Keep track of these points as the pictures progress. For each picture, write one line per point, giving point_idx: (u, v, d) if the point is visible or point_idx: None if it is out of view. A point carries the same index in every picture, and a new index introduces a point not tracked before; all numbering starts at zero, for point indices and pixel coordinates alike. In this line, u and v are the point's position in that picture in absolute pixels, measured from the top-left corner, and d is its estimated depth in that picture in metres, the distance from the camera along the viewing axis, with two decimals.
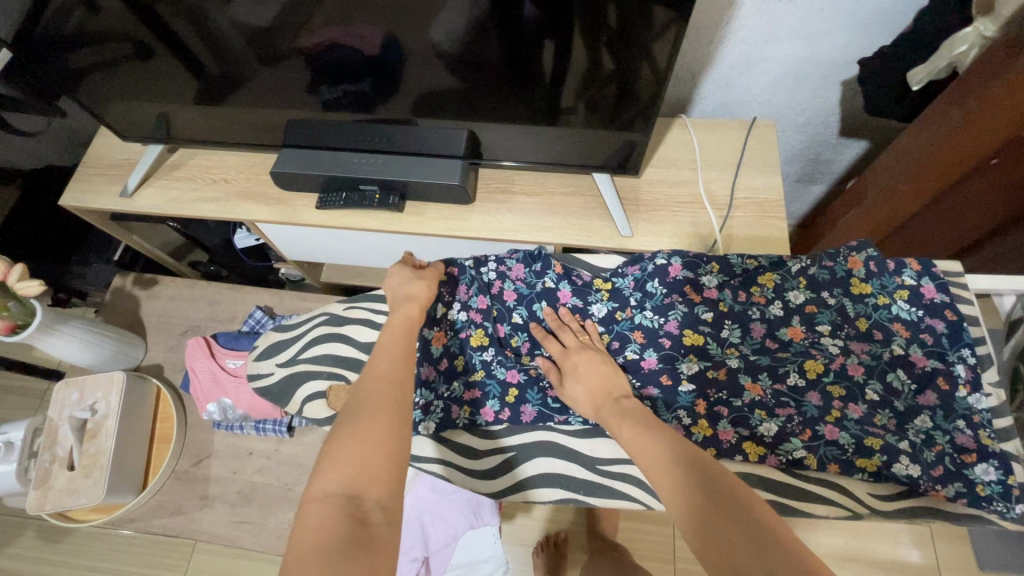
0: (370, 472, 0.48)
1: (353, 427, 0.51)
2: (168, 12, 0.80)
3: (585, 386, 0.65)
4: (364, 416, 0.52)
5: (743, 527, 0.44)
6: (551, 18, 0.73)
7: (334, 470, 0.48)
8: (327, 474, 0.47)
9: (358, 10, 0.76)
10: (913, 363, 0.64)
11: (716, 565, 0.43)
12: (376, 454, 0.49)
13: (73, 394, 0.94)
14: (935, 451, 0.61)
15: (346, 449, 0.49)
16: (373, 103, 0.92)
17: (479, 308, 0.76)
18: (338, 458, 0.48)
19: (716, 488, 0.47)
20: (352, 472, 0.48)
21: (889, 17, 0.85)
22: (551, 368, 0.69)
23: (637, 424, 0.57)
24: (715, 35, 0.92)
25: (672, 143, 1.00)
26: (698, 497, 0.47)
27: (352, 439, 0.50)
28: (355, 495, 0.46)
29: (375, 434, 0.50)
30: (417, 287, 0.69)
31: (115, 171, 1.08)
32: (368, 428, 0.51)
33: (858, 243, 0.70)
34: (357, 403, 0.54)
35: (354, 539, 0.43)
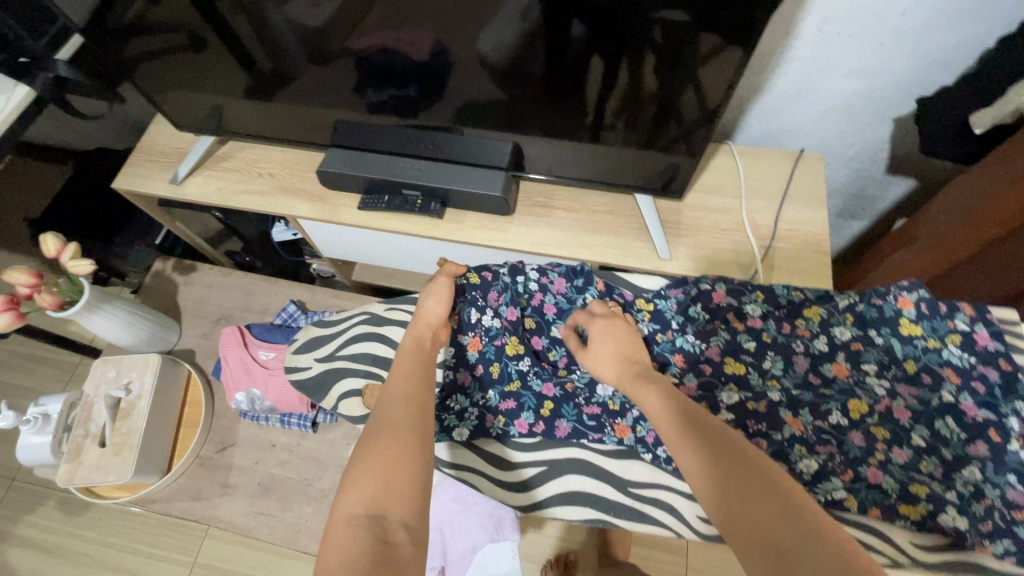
0: (392, 488, 0.47)
1: (377, 441, 0.51)
2: (227, 8, 0.83)
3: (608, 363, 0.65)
4: (385, 432, 0.52)
5: (782, 511, 0.44)
6: (599, 36, 0.73)
7: (356, 491, 0.47)
8: (350, 495, 0.47)
9: (410, 17, 0.77)
10: (963, 412, 0.61)
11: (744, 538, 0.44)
12: (401, 471, 0.49)
13: (110, 371, 0.96)
14: (984, 504, 0.58)
15: (368, 469, 0.48)
16: (417, 108, 0.93)
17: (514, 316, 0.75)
18: (361, 477, 0.48)
19: (749, 470, 0.47)
20: (376, 491, 0.47)
21: (946, 54, 0.84)
22: (571, 331, 0.71)
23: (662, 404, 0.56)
24: (768, 63, 0.91)
25: (717, 169, 0.99)
26: (733, 482, 0.47)
27: (374, 458, 0.49)
28: (379, 514, 0.46)
29: (397, 449, 0.50)
30: (435, 298, 0.71)
31: (166, 158, 1.12)
32: (391, 443, 0.51)
33: (910, 283, 0.67)
34: (374, 423, 0.54)
35: (378, 562, 0.42)
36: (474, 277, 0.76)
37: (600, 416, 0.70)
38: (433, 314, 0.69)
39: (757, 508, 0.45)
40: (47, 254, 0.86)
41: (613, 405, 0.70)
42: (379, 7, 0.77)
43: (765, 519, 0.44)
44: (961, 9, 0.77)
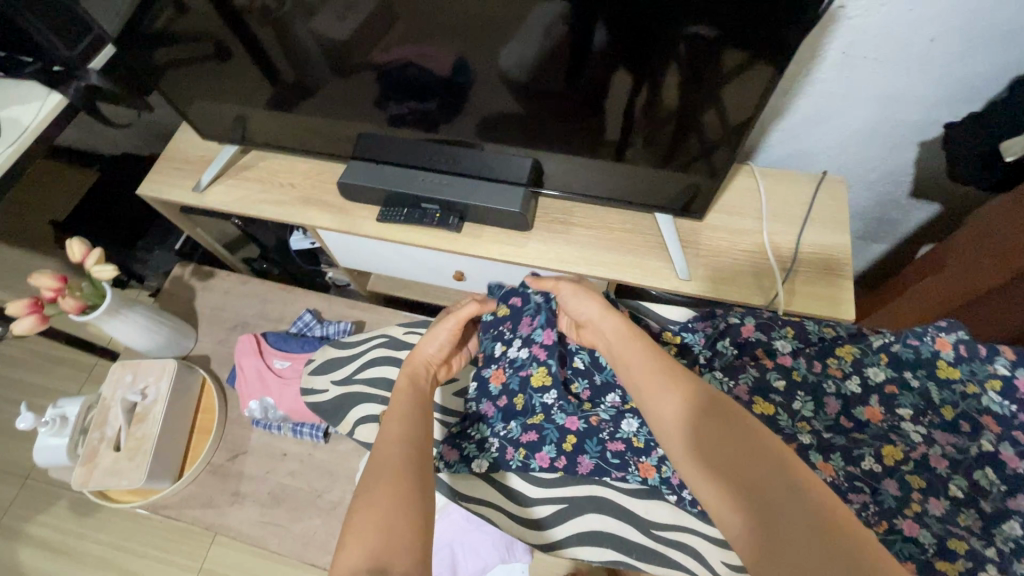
0: (394, 538, 0.45)
1: (375, 481, 0.49)
2: (255, 22, 0.85)
3: (588, 303, 0.64)
4: (383, 472, 0.50)
5: (769, 476, 0.45)
6: (620, 52, 0.73)
7: (356, 545, 0.44)
8: (350, 549, 0.44)
9: (433, 33, 0.78)
10: (1005, 462, 0.52)
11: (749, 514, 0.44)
12: (403, 520, 0.46)
13: (128, 375, 0.97)
14: None
15: (369, 520, 0.46)
16: (437, 122, 0.94)
17: (542, 343, 0.71)
18: (360, 532, 0.45)
19: (733, 435, 0.48)
20: (378, 544, 0.44)
21: (973, 79, 0.83)
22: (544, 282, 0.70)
23: (645, 363, 0.56)
24: (791, 85, 0.91)
25: (738, 190, 0.98)
26: (720, 450, 0.48)
27: (373, 507, 0.47)
28: (381, 567, 0.43)
29: (398, 498, 0.48)
30: (435, 336, 0.67)
31: (190, 166, 1.13)
32: (389, 491, 0.48)
33: (947, 323, 0.61)
34: (371, 468, 0.51)
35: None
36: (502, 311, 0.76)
37: (625, 454, 0.66)
38: (429, 353, 0.66)
39: (745, 475, 0.46)
40: (72, 259, 0.87)
41: (638, 441, 0.66)
42: (403, 20, 0.78)
43: (755, 485, 0.45)
44: (989, 32, 0.77)
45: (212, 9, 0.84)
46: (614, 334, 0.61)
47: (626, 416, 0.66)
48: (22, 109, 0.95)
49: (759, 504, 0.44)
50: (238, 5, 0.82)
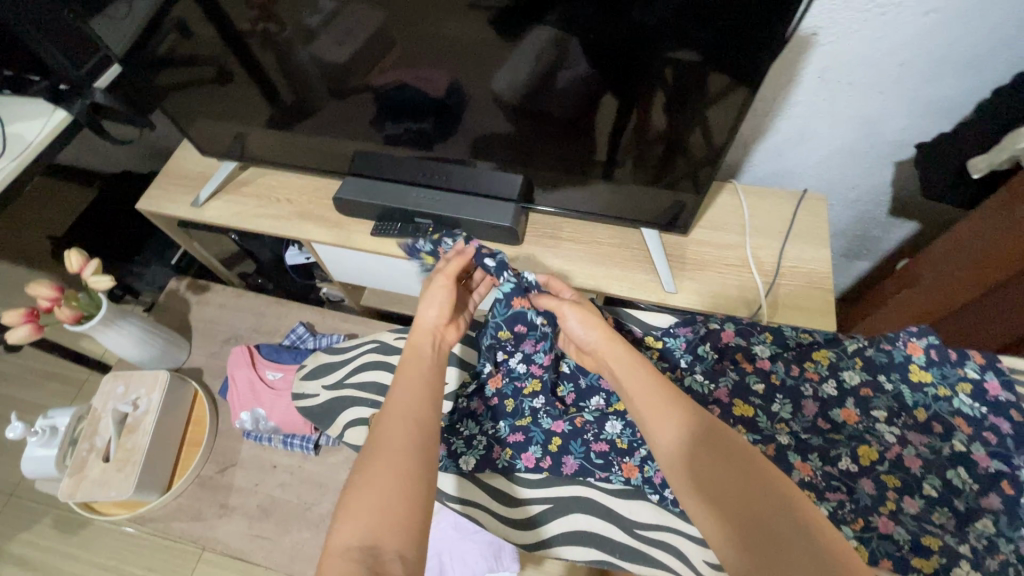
0: (389, 517, 0.44)
1: (373, 464, 0.47)
2: (256, 45, 0.88)
3: (590, 331, 0.58)
4: (382, 457, 0.47)
5: (766, 508, 0.45)
6: (607, 77, 0.77)
7: (353, 522, 0.44)
8: (345, 526, 0.44)
9: (429, 58, 0.82)
10: (975, 462, 0.55)
11: (752, 543, 0.44)
12: (399, 497, 0.45)
13: (119, 387, 0.98)
14: (998, 559, 0.51)
15: (363, 500, 0.45)
16: (431, 141, 0.97)
17: (542, 363, 0.66)
18: (354, 507, 0.44)
19: (728, 463, 0.48)
20: (373, 520, 0.44)
21: (944, 103, 0.87)
22: (543, 296, 0.60)
23: (644, 385, 0.54)
24: (772, 108, 0.95)
25: (721, 207, 1.01)
26: (716, 479, 0.48)
27: (371, 487, 0.45)
28: (373, 545, 0.43)
29: (398, 481, 0.46)
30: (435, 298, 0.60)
31: (189, 182, 1.16)
32: (389, 472, 0.46)
33: (918, 328, 0.63)
34: (372, 447, 0.49)
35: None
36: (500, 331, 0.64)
37: (608, 454, 0.63)
38: (434, 314, 0.60)
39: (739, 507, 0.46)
40: (70, 269, 0.89)
41: (621, 442, 0.63)
42: (400, 46, 0.81)
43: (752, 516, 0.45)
44: (955, 60, 0.81)
45: (215, 31, 0.87)
46: (620, 366, 0.56)
47: (610, 418, 0.64)
48: (29, 125, 0.97)
49: (758, 535, 0.44)
50: (240, 29, 0.86)
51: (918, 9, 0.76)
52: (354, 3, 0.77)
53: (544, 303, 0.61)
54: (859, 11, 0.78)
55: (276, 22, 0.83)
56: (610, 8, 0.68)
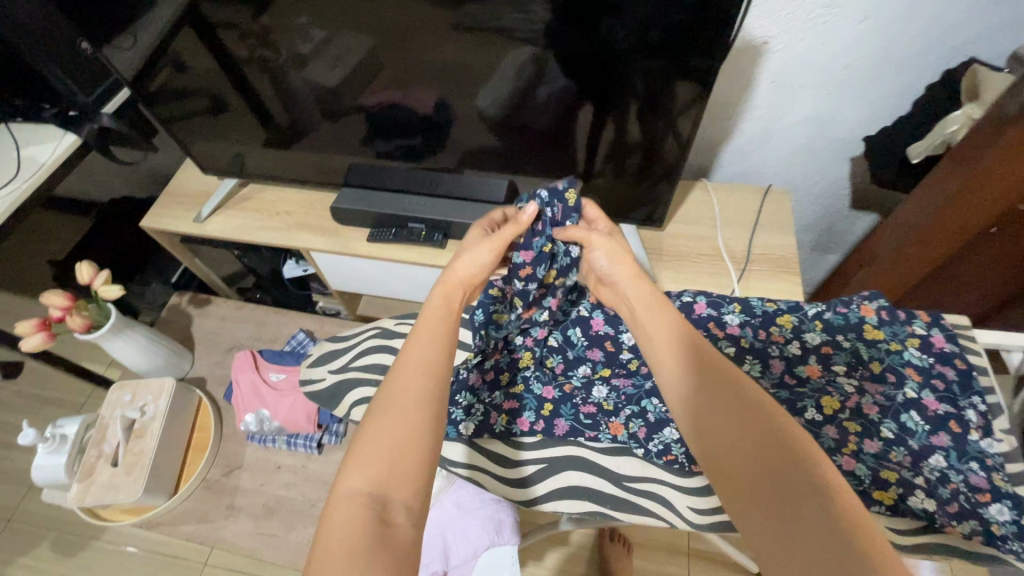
0: (397, 468, 0.44)
1: (381, 416, 0.47)
2: (253, 71, 0.96)
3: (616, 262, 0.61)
4: (390, 410, 0.47)
5: (783, 462, 0.44)
6: (585, 91, 0.85)
7: (361, 468, 0.44)
8: (354, 471, 0.44)
9: (416, 78, 0.90)
10: (925, 406, 0.61)
11: (760, 496, 0.43)
12: (409, 450, 0.45)
13: (127, 395, 1.01)
14: (950, 487, 0.57)
15: (373, 448, 0.45)
16: (422, 155, 1.05)
17: (537, 337, 0.69)
18: (362, 454, 0.45)
19: (741, 419, 0.47)
20: (381, 469, 0.44)
21: (884, 103, 0.97)
22: (571, 231, 0.61)
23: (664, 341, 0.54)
24: (734, 112, 1.04)
25: (694, 203, 1.09)
26: (725, 433, 0.47)
27: (377, 436, 0.45)
28: (380, 494, 0.43)
29: (406, 435, 0.46)
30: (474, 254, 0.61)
31: (190, 200, 1.21)
32: (398, 426, 0.46)
33: (870, 293, 0.71)
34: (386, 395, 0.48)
35: (376, 540, 0.40)
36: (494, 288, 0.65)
37: (596, 414, 0.65)
38: (461, 278, 0.60)
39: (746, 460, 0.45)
40: (81, 281, 0.93)
41: (608, 404, 0.66)
42: (388, 70, 0.89)
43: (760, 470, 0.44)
44: (890, 63, 0.91)
45: (213, 59, 0.94)
46: (640, 303, 0.58)
47: (596, 382, 0.67)
48: (41, 149, 1.03)
49: (764, 488, 0.43)
50: (238, 57, 0.93)
51: (852, 18, 0.86)
52: (344, 31, 0.85)
53: (573, 236, 0.61)
54: (802, 19, 0.87)
55: (272, 49, 0.91)
56: (576, 27, 0.76)
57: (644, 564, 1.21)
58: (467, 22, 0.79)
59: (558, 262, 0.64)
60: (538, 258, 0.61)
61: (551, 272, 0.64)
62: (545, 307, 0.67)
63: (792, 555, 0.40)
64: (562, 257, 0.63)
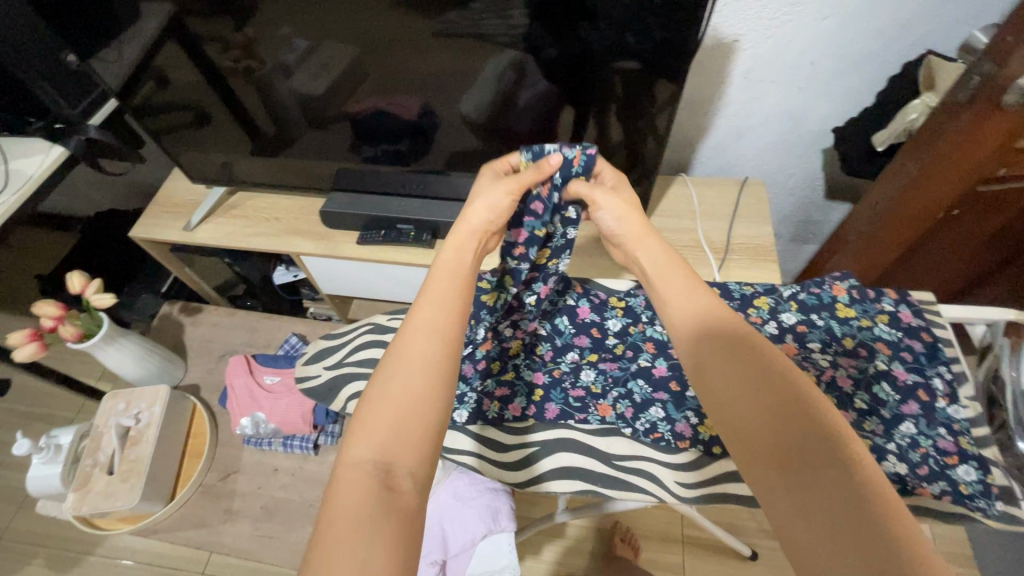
0: (403, 436, 0.43)
1: (384, 388, 0.45)
2: (239, 81, 0.98)
3: (628, 222, 0.61)
4: (392, 382, 0.46)
5: (800, 425, 0.42)
6: (566, 93, 0.88)
7: (366, 435, 0.43)
8: (360, 438, 0.43)
9: (401, 86, 0.92)
10: (895, 377, 0.65)
11: (775, 458, 0.42)
12: (415, 419, 0.44)
13: (120, 403, 1.01)
14: (920, 452, 0.60)
15: (380, 415, 0.44)
16: (408, 159, 1.07)
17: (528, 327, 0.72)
18: (370, 421, 0.44)
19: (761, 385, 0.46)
20: (385, 438, 0.43)
21: (850, 96, 1.01)
22: (575, 189, 0.61)
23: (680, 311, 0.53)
24: (708, 108, 1.09)
25: (674, 197, 1.13)
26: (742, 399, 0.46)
27: (385, 403, 0.45)
28: (386, 462, 0.42)
29: (412, 404, 0.44)
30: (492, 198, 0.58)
31: (179, 209, 1.22)
32: (403, 396, 0.45)
33: (840, 274, 0.74)
34: (395, 361, 0.47)
35: (379, 507, 0.40)
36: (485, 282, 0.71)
37: (585, 397, 0.67)
38: (473, 227, 0.57)
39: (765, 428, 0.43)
40: (72, 290, 0.93)
41: (596, 387, 0.68)
42: (374, 77, 0.92)
43: (781, 437, 0.42)
44: (854, 58, 0.95)
45: (197, 70, 0.96)
46: (654, 265, 0.58)
47: (584, 367, 0.70)
48: (27, 162, 1.03)
49: (779, 449, 0.42)
50: (224, 68, 0.95)
51: (815, 15, 0.90)
52: (328, 41, 0.87)
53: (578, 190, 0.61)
54: (768, 19, 0.91)
55: (257, 59, 0.93)
56: (553, 32, 0.79)
57: (640, 552, 1.24)
58: (448, 29, 0.81)
59: (553, 241, 0.65)
60: (530, 239, 0.62)
61: (544, 251, 0.66)
62: (533, 290, 0.69)
63: (811, 526, 0.38)
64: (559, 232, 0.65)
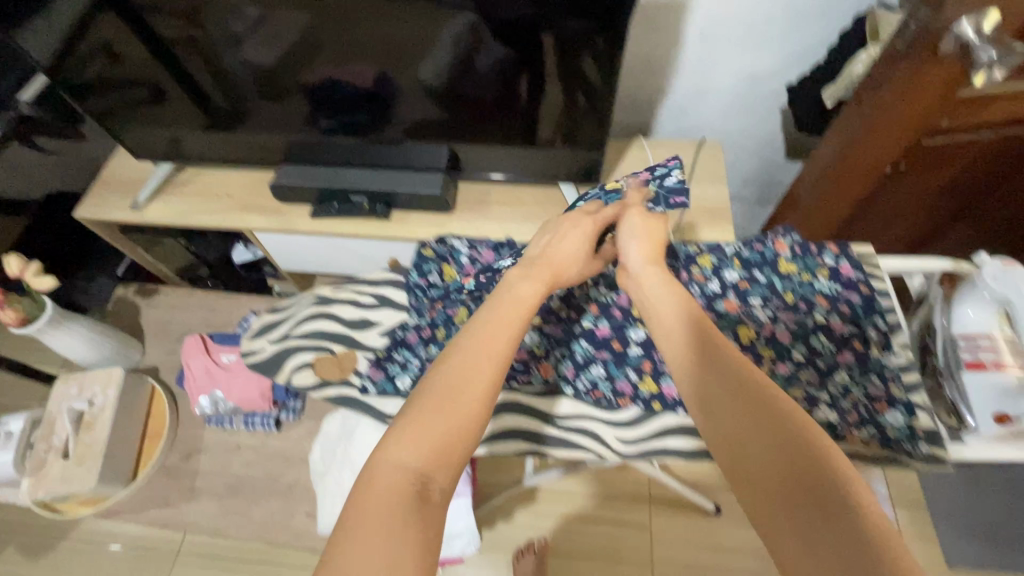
0: (445, 452, 0.42)
1: (426, 398, 0.44)
2: (184, 51, 0.93)
3: (640, 250, 0.60)
4: (436, 395, 0.44)
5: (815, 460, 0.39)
6: (517, 58, 0.86)
7: (409, 443, 0.42)
8: (404, 442, 0.42)
9: (354, 53, 0.89)
10: (832, 329, 0.66)
11: (781, 491, 0.38)
12: (461, 434, 0.43)
13: (73, 388, 1.00)
14: (850, 399, 0.63)
15: (424, 422, 0.43)
16: (367, 131, 1.04)
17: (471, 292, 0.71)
18: (417, 429, 0.43)
19: (759, 398, 0.43)
20: (432, 448, 0.42)
21: (807, 54, 1.00)
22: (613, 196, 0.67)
23: (677, 323, 0.51)
24: (667, 68, 1.07)
25: (632, 161, 1.12)
26: (735, 418, 0.43)
27: (433, 412, 0.43)
28: (426, 473, 0.41)
29: (457, 418, 0.43)
30: (566, 242, 0.63)
31: (126, 188, 1.18)
32: (452, 408, 0.44)
33: (783, 230, 0.74)
34: (449, 370, 0.46)
35: (415, 516, 0.39)
36: (428, 251, 0.76)
37: (528, 359, 0.67)
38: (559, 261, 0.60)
39: (765, 443, 0.40)
40: (10, 273, 0.90)
41: (539, 348, 0.68)
42: (327, 46, 0.88)
43: (778, 463, 0.39)
44: (810, 13, 0.94)
45: (140, 41, 0.92)
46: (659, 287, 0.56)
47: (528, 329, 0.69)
48: None
49: (788, 481, 0.38)
50: (167, 37, 0.91)
51: None
52: (278, 8, 0.83)
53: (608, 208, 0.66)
54: None
55: (202, 28, 0.89)
56: None
57: (607, 512, 1.27)
58: None
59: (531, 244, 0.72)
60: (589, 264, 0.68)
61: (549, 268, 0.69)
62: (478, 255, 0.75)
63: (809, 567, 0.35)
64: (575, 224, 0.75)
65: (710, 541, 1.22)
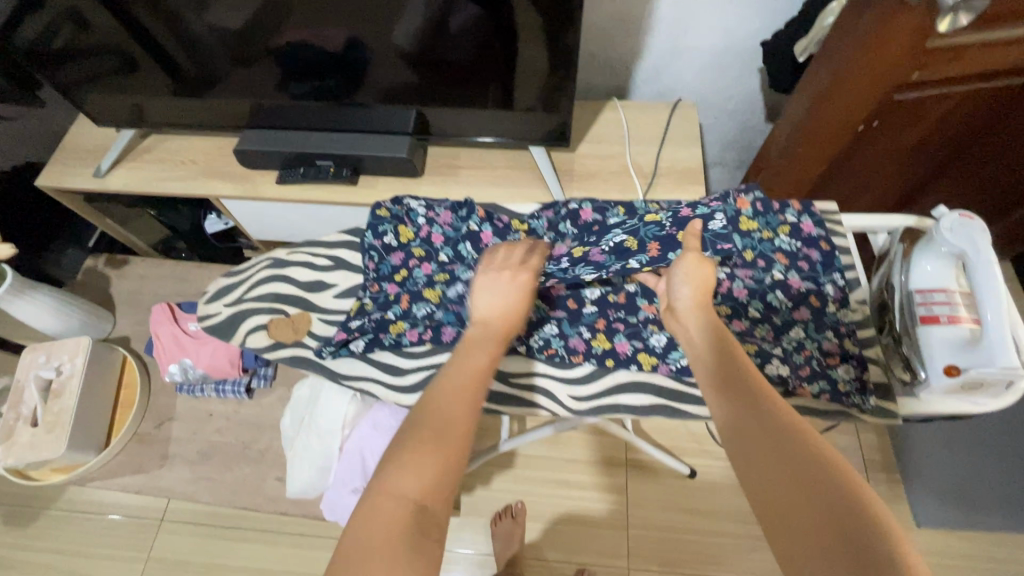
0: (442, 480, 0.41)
1: (421, 427, 0.44)
2: (143, 13, 0.89)
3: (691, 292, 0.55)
4: (430, 424, 0.44)
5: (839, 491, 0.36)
6: (483, 17, 0.82)
7: (408, 473, 0.41)
8: (404, 472, 0.41)
9: (321, 13, 0.86)
10: (790, 285, 0.66)
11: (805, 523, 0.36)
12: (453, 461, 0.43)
13: (40, 356, 0.99)
14: (804, 354, 0.63)
15: (418, 453, 0.42)
16: (338, 94, 1.00)
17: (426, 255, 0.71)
18: (414, 458, 0.42)
19: (767, 424, 0.42)
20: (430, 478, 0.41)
21: (786, 10, 0.97)
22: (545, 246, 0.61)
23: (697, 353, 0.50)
24: (642, 26, 1.03)
25: (605, 123, 1.10)
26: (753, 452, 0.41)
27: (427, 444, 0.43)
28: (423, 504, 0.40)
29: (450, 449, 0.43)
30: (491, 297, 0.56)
31: (88, 156, 1.15)
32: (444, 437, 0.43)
33: (746, 187, 0.72)
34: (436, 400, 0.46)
35: (413, 548, 0.37)
36: (383, 212, 0.75)
37: None
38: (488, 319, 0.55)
39: (776, 475, 0.39)
40: None
41: None
42: (295, 6, 0.85)
43: (802, 495, 0.37)
44: None
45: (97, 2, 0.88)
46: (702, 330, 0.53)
47: None
48: None
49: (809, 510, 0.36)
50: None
51: None
52: None
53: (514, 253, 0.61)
54: None
55: None
56: None
57: (582, 476, 1.29)
58: None
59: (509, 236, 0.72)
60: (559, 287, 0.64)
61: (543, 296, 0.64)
62: (436, 218, 0.74)
63: None
64: (611, 234, 0.65)
65: (682, 503, 1.24)
